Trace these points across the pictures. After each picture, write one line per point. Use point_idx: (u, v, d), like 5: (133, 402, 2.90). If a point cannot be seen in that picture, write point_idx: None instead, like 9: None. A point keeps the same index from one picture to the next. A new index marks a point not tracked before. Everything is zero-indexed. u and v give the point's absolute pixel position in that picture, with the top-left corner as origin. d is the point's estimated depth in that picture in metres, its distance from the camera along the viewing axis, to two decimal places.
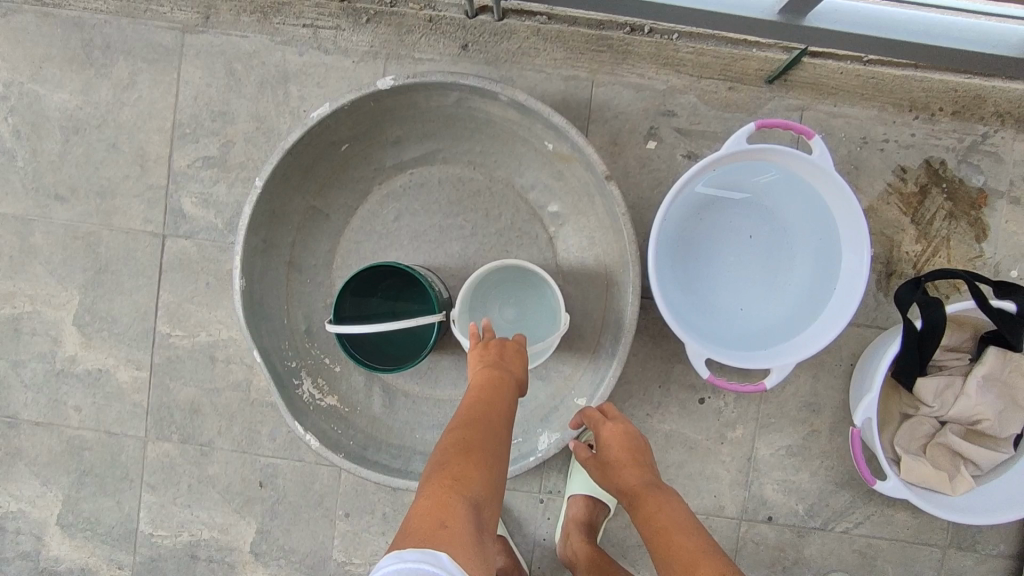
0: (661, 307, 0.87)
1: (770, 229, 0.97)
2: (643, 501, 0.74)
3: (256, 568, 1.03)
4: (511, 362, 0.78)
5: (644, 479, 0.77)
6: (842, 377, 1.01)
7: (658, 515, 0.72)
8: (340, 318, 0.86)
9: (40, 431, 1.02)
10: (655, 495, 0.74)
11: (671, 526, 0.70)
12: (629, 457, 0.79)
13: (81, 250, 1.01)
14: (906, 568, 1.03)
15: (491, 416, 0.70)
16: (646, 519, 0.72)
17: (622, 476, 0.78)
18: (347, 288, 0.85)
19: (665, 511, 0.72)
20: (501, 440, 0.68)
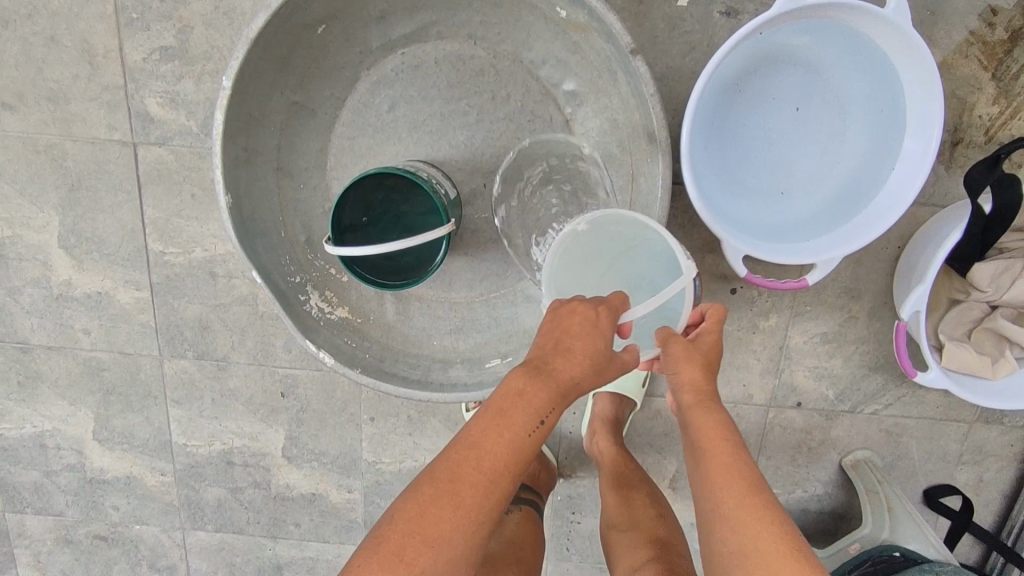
0: (698, 201, 0.77)
1: (822, 99, 0.82)
2: (695, 419, 0.67)
3: (291, 470, 1.06)
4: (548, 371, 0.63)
5: (704, 394, 0.68)
6: (888, 260, 0.93)
7: (716, 446, 0.64)
8: (339, 232, 0.77)
9: (55, 354, 1.01)
10: (712, 417, 0.66)
11: (726, 459, 0.63)
12: (698, 362, 0.67)
13: (48, 165, 0.91)
14: (936, 447, 1.02)
15: (460, 483, 0.58)
16: (695, 441, 0.66)
17: (679, 380, 0.68)
18: (344, 200, 0.77)
19: (722, 440, 0.65)
20: (457, 518, 0.57)
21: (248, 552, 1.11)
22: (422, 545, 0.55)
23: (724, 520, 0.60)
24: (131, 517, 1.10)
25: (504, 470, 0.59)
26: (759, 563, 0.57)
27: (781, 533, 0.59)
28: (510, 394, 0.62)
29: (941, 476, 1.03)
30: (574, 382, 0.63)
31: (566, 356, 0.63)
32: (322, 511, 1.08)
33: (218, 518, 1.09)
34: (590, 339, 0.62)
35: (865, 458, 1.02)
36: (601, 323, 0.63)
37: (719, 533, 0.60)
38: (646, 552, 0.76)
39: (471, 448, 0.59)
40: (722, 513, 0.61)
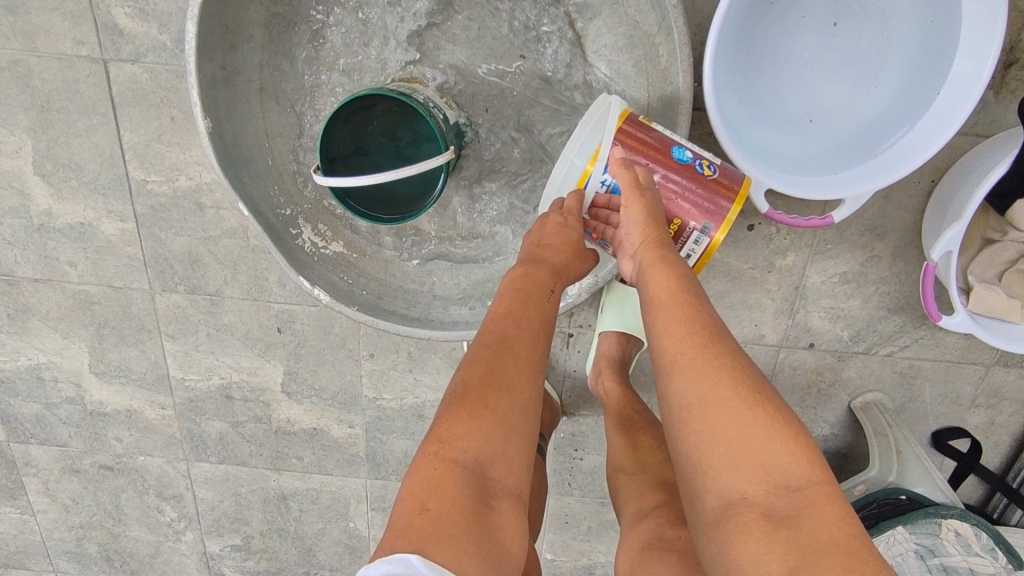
0: (720, 131, 0.71)
1: (862, 7, 0.73)
2: (650, 276, 0.62)
3: (291, 405, 1.05)
4: (552, 248, 0.68)
5: (664, 248, 0.63)
6: (918, 197, 0.87)
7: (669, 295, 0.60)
8: (329, 162, 0.71)
9: (43, 288, 0.97)
10: (664, 270, 0.61)
11: (685, 312, 0.59)
12: (645, 207, 0.63)
13: (13, 84, 0.84)
14: (948, 389, 0.99)
15: (510, 343, 0.62)
16: (648, 299, 0.61)
17: (636, 238, 0.65)
18: (332, 123, 0.69)
19: (675, 289, 0.60)
20: (517, 368, 0.61)
21: (253, 483, 1.12)
22: (496, 393, 0.59)
23: (682, 372, 0.56)
24: (135, 449, 1.10)
25: (536, 329, 0.65)
26: (719, 407, 0.54)
27: (751, 379, 0.55)
28: (517, 280, 0.68)
29: (951, 418, 1.01)
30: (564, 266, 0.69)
31: (554, 248, 0.68)
32: (324, 445, 1.08)
33: (221, 450, 1.09)
34: (567, 237, 0.68)
35: (875, 401, 1.00)
36: (570, 223, 0.68)
37: (676, 385, 0.56)
38: (656, 497, 0.75)
39: (502, 318, 0.64)
40: (681, 359, 0.57)
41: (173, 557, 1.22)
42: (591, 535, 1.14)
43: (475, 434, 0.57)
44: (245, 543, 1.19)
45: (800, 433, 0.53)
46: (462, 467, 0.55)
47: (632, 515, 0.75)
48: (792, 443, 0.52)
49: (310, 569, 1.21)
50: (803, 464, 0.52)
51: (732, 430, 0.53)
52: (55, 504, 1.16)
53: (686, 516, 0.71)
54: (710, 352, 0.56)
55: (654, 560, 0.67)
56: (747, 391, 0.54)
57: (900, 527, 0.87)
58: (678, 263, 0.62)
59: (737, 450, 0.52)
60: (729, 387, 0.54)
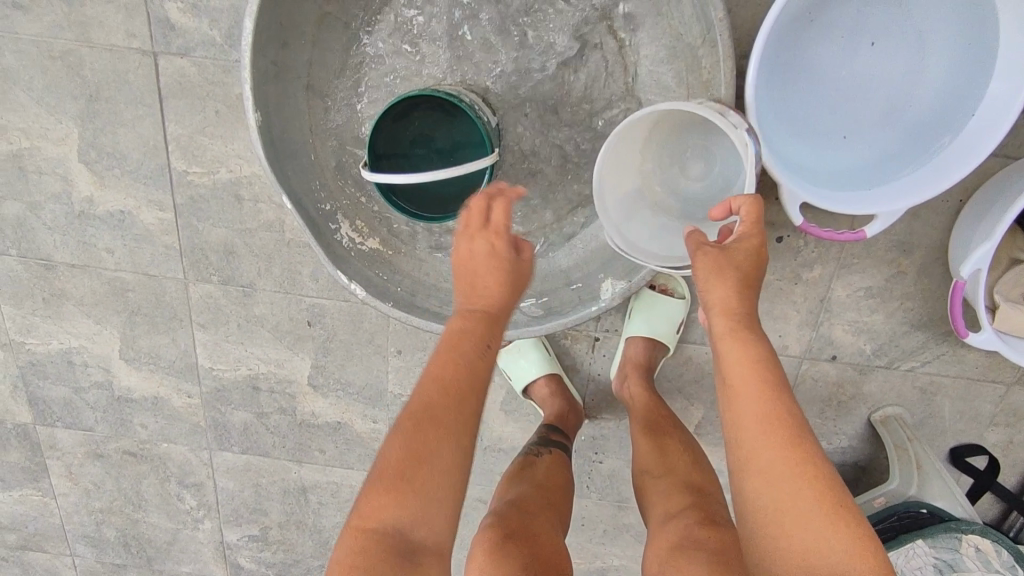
0: (758, 143, 0.72)
1: (902, 28, 0.74)
2: (723, 352, 0.59)
3: (316, 398, 1.06)
4: (483, 284, 0.64)
5: (736, 319, 0.60)
6: (947, 215, 0.88)
7: (755, 390, 0.57)
8: (375, 158, 0.73)
9: (79, 273, 0.99)
10: (749, 354, 0.58)
11: (768, 413, 0.56)
12: (732, 276, 0.60)
13: (64, 72, 0.86)
14: (968, 406, 1.00)
15: (436, 412, 0.58)
16: (724, 377, 0.59)
17: (708, 299, 0.61)
18: (382, 121, 0.71)
19: (758, 379, 0.57)
20: (439, 441, 0.57)
21: (274, 474, 1.13)
22: (414, 469, 0.57)
23: (751, 465, 0.55)
24: (159, 436, 1.12)
25: (467, 383, 0.60)
26: (791, 503, 0.53)
27: (827, 479, 0.54)
28: (450, 328, 0.64)
29: (969, 436, 1.02)
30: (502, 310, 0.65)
31: (469, 292, 0.65)
32: (346, 439, 1.09)
33: (244, 440, 1.11)
34: (497, 267, 0.65)
35: (895, 415, 1.01)
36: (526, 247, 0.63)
37: (746, 478, 0.55)
38: (683, 500, 0.76)
39: (429, 379, 0.61)
40: (751, 451, 0.55)
41: (190, 545, 1.23)
42: (607, 538, 1.15)
43: (390, 507, 0.57)
44: (262, 534, 1.20)
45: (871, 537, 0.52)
46: (381, 536, 0.57)
47: (660, 517, 0.76)
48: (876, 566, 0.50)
49: (324, 562, 1.22)
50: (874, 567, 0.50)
51: (814, 549, 0.51)
52: (76, 488, 1.17)
53: (717, 518, 0.72)
54: (788, 448, 0.54)
55: (687, 558, 0.67)
56: (829, 505, 0.53)
57: (920, 540, 0.88)
58: (762, 342, 0.59)
59: (809, 554, 0.51)
60: (812, 497, 0.53)
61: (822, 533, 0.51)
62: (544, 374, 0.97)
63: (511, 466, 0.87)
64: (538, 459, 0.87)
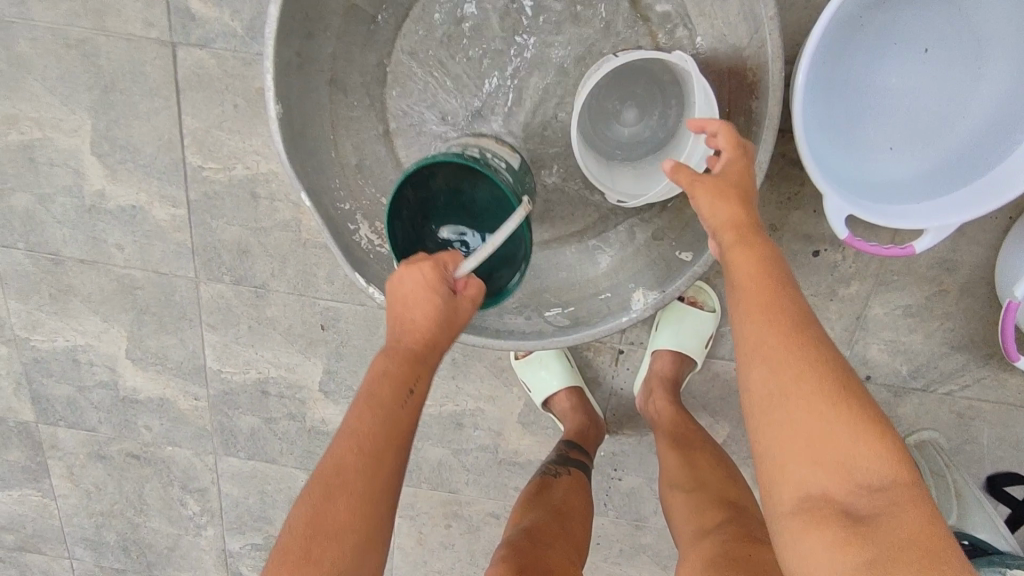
0: (805, 154, 0.69)
1: (958, 33, 0.70)
2: (734, 259, 0.55)
3: (327, 404, 1.03)
4: (413, 309, 0.60)
5: (746, 231, 0.57)
6: (995, 233, 0.84)
7: (758, 290, 0.53)
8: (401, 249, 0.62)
9: (88, 269, 0.95)
10: (755, 257, 0.55)
11: (770, 304, 0.52)
12: (732, 195, 0.57)
13: (79, 61, 0.83)
14: (1008, 433, 0.95)
15: (345, 476, 0.54)
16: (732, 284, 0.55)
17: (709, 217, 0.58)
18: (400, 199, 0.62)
19: (771, 281, 0.53)
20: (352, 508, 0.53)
21: (280, 482, 1.10)
22: (325, 541, 0.52)
23: (762, 361, 0.51)
24: (164, 438, 1.08)
25: (382, 443, 0.56)
26: (801, 400, 0.49)
27: (840, 372, 0.50)
28: (373, 375, 0.60)
29: (1008, 464, 0.97)
30: (429, 350, 0.60)
31: (407, 330, 0.61)
32: None
33: (250, 446, 1.07)
34: (423, 301, 0.59)
35: (930, 440, 0.96)
36: (428, 278, 0.58)
37: (756, 372, 0.51)
38: (719, 514, 0.72)
39: (345, 438, 0.56)
40: (761, 344, 0.52)
41: (191, 551, 1.19)
42: (622, 558, 1.10)
43: None
44: (265, 542, 1.16)
45: (884, 427, 0.49)
46: None
47: (693, 534, 0.72)
48: (877, 445, 0.48)
49: None
50: (885, 462, 0.48)
51: (815, 435, 0.49)
52: (77, 489, 1.14)
53: (754, 535, 0.69)
54: (800, 343, 0.51)
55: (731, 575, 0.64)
56: (831, 387, 0.50)
57: None
58: (766, 244, 0.56)
59: (815, 447, 0.49)
60: (815, 389, 0.49)
61: (834, 428, 0.48)
62: (566, 386, 0.94)
63: (528, 487, 0.84)
64: (556, 481, 0.84)
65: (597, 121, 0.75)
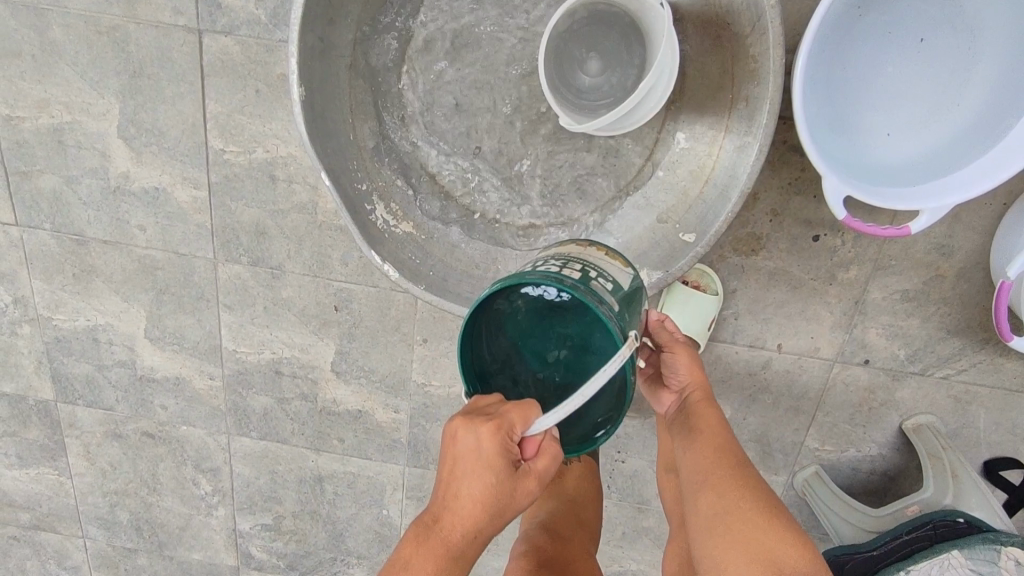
0: (806, 134, 0.71)
1: (951, 26, 0.74)
2: (695, 415, 0.67)
3: (339, 385, 1.06)
4: (464, 483, 0.53)
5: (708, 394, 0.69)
6: (989, 219, 0.86)
7: (711, 430, 0.65)
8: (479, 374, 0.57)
9: (110, 250, 0.99)
10: (710, 416, 0.66)
11: (715, 448, 0.64)
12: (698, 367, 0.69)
13: (110, 48, 0.87)
14: (1004, 417, 0.97)
15: None
16: (689, 430, 0.66)
17: (682, 380, 0.69)
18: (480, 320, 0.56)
19: (720, 431, 0.65)
20: None
21: (291, 462, 1.13)
22: None
23: (706, 490, 0.62)
24: (179, 418, 1.11)
25: None
26: (740, 514, 0.59)
27: (770, 499, 0.61)
28: (397, 565, 0.55)
29: (1005, 449, 0.99)
30: (468, 539, 0.54)
31: (452, 507, 0.55)
32: (366, 428, 1.08)
33: (263, 426, 1.10)
34: (481, 479, 0.53)
35: (928, 424, 0.99)
36: (487, 452, 0.52)
37: (706, 497, 0.62)
38: None
39: None
40: (708, 477, 0.62)
41: (202, 532, 1.22)
42: (625, 541, 1.13)
43: None
44: (275, 522, 1.19)
45: (805, 539, 0.59)
46: None
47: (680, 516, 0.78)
48: (802, 550, 0.58)
49: (337, 554, 1.21)
50: (807, 563, 0.58)
51: (752, 537, 0.58)
52: (93, 468, 1.17)
53: None
54: (739, 475, 0.62)
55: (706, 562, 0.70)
56: (764, 506, 0.60)
57: (956, 551, 0.83)
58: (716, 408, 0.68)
59: (753, 550, 0.58)
60: (751, 508, 0.60)
61: (769, 538, 0.58)
62: None
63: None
64: (568, 465, 0.85)
65: (565, 68, 0.78)
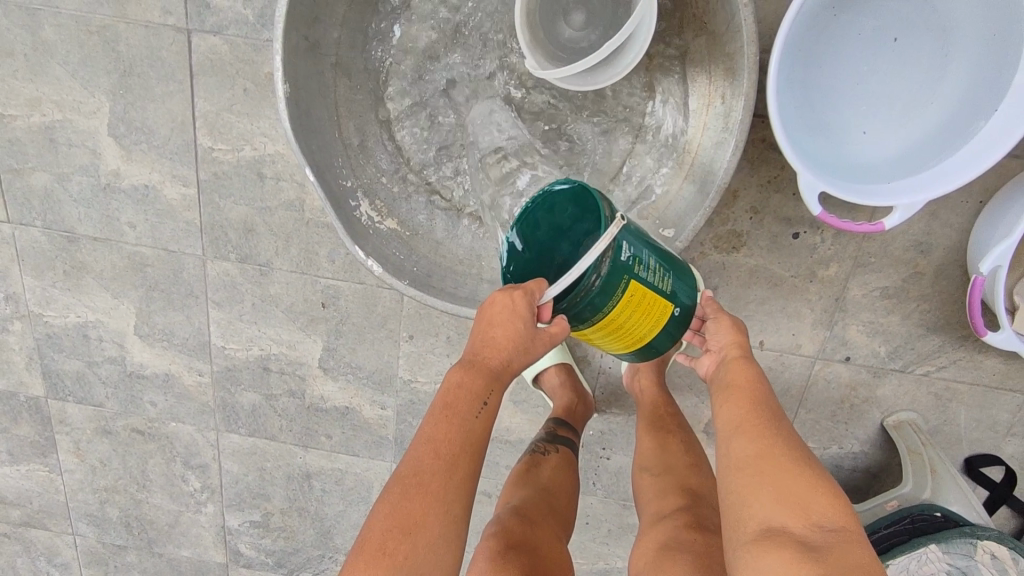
0: (780, 132, 0.72)
1: (924, 24, 0.75)
2: (731, 368, 0.69)
3: (326, 381, 1.07)
4: (499, 329, 0.58)
5: (747, 355, 0.70)
6: (965, 216, 0.88)
7: (745, 382, 0.66)
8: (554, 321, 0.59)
9: (101, 247, 1.00)
10: (746, 371, 0.67)
11: (750, 400, 0.65)
12: (740, 330, 0.71)
13: (100, 47, 0.88)
14: (984, 414, 0.98)
15: (423, 482, 0.56)
16: (724, 384, 0.68)
17: (721, 341, 0.71)
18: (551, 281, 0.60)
19: (755, 385, 0.66)
20: (428, 517, 0.55)
21: (279, 459, 1.13)
22: (400, 537, 0.55)
23: (738, 434, 0.62)
24: (168, 414, 1.12)
25: (459, 456, 0.58)
26: (771, 459, 0.59)
27: (800, 450, 0.60)
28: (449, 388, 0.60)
29: (985, 445, 1.00)
30: (506, 366, 0.60)
31: (491, 345, 0.59)
32: (354, 425, 1.09)
33: (251, 422, 1.11)
34: (511, 327, 0.57)
35: (909, 420, 1.00)
36: (515, 310, 0.56)
37: (738, 440, 0.62)
38: (677, 500, 0.76)
39: (422, 444, 0.58)
40: (741, 422, 0.63)
41: (191, 528, 1.22)
42: (611, 538, 1.13)
43: None
44: (264, 520, 1.20)
45: (838, 492, 0.57)
46: None
47: (651, 515, 0.76)
48: (831, 496, 0.56)
49: (326, 552, 1.22)
50: (835, 508, 0.55)
51: (779, 474, 0.57)
52: (83, 464, 1.17)
53: (705, 523, 0.72)
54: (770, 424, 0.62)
55: (669, 561, 0.68)
56: (794, 453, 0.59)
57: (933, 545, 0.86)
58: (756, 368, 0.68)
59: (779, 487, 0.57)
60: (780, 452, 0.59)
61: (795, 479, 0.57)
62: (556, 364, 0.97)
63: (517, 465, 0.86)
64: (544, 460, 0.86)
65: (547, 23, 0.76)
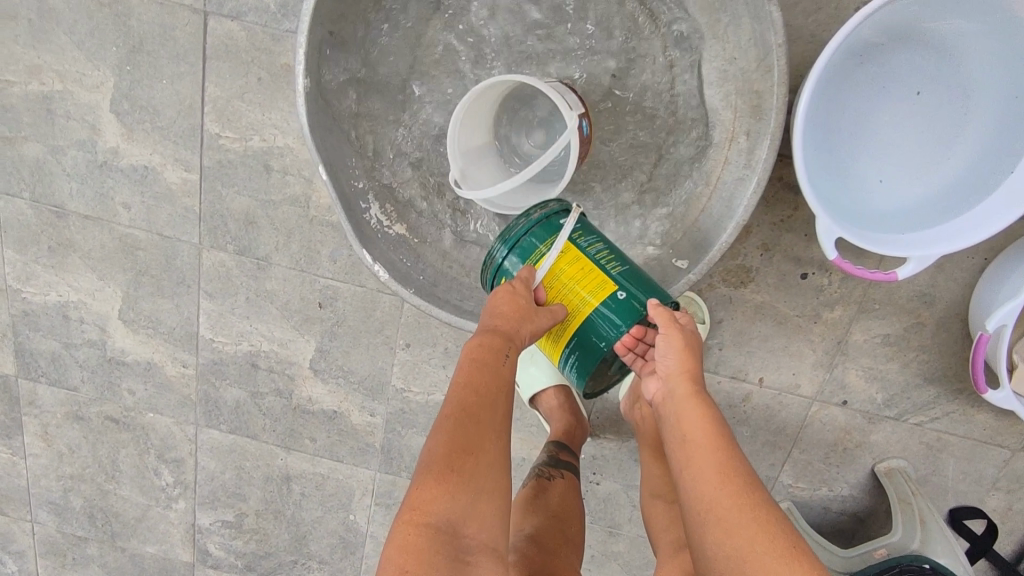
0: (803, 177, 0.71)
1: (947, 80, 0.75)
2: (683, 411, 0.63)
3: (316, 383, 1.03)
4: (507, 303, 0.60)
5: (698, 386, 0.64)
6: (971, 272, 0.88)
7: (705, 442, 0.60)
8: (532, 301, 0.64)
9: (91, 225, 0.96)
10: (704, 423, 0.61)
11: (717, 470, 0.58)
12: (691, 349, 0.65)
13: (110, 20, 0.85)
14: (970, 467, 0.99)
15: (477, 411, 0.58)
16: (682, 441, 0.61)
17: (670, 366, 0.65)
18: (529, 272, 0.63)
19: (718, 446, 0.60)
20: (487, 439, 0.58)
21: (259, 459, 1.10)
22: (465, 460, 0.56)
23: (710, 521, 0.57)
24: (145, 404, 1.07)
25: (499, 393, 0.60)
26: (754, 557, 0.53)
27: (776, 529, 0.55)
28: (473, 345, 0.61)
29: (970, 498, 1.01)
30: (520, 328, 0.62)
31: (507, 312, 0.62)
32: (340, 430, 1.06)
33: (233, 419, 1.07)
34: (520, 302, 0.60)
35: (900, 468, 1.00)
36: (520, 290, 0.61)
37: (712, 538, 0.56)
38: None
39: (461, 385, 0.60)
40: (711, 509, 0.57)
41: (159, 523, 1.18)
42: (592, 563, 1.12)
43: (442, 498, 0.55)
44: (236, 520, 1.16)
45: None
46: (436, 530, 0.54)
47: (670, 543, 0.75)
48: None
49: (298, 557, 1.18)
50: None
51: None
52: (49, 450, 1.12)
53: None
54: (745, 500, 0.56)
55: None
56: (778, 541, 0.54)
57: None
58: (715, 412, 0.63)
59: None
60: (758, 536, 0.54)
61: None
62: (554, 385, 0.95)
63: (524, 491, 0.84)
64: (551, 485, 0.84)
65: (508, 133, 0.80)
